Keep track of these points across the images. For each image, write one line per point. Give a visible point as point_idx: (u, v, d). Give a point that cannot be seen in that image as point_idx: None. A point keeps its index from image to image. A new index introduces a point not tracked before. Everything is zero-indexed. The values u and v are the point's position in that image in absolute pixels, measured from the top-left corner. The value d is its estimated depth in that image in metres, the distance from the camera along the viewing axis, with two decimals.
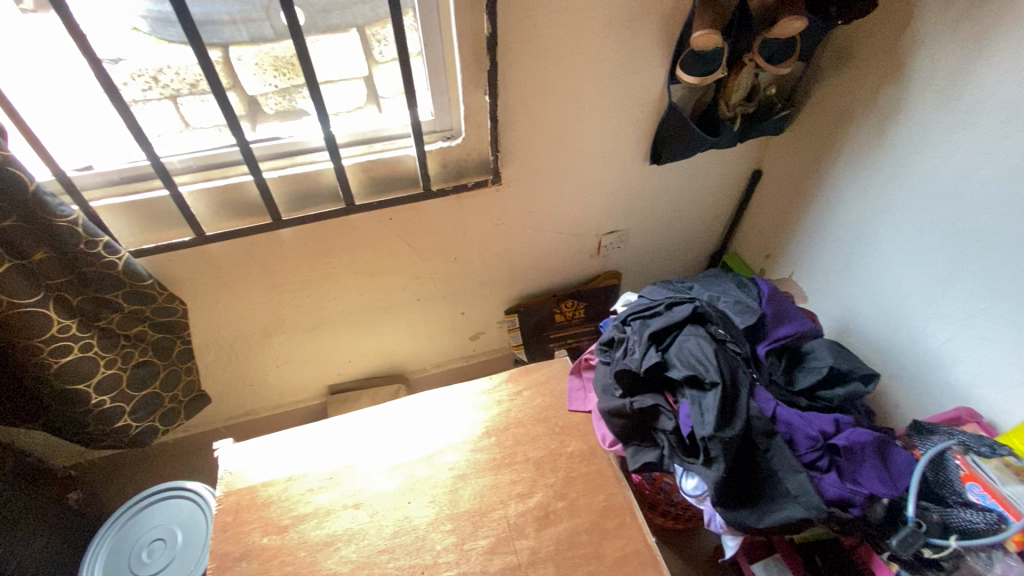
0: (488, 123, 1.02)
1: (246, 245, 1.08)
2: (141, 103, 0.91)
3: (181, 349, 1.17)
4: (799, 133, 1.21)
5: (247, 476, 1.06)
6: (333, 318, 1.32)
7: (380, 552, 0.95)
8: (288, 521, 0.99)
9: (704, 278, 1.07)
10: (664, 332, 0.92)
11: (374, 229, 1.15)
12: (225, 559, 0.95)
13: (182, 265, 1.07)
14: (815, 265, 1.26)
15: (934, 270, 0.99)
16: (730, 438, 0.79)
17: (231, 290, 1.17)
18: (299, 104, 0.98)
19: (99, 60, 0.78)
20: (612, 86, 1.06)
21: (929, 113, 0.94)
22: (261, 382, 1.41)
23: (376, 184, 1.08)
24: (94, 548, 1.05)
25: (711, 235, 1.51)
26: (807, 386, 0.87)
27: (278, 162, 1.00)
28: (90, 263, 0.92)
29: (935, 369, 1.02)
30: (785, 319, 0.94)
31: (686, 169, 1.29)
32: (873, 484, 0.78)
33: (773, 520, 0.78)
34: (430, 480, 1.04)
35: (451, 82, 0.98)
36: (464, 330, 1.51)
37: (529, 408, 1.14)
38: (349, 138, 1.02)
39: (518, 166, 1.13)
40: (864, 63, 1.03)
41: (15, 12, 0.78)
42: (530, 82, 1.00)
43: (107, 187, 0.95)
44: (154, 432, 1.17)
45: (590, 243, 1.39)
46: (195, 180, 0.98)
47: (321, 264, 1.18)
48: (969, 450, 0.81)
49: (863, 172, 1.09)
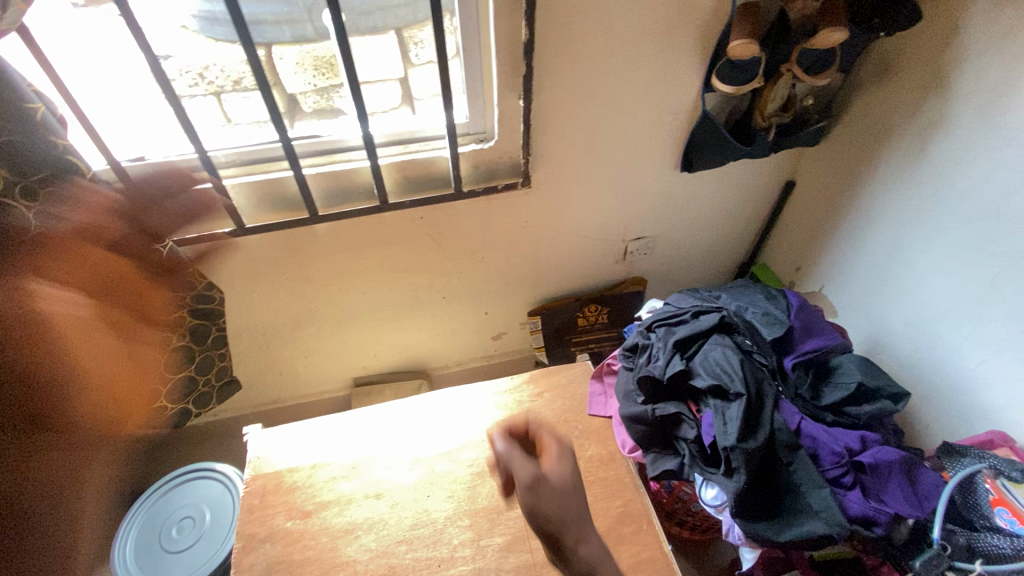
0: (521, 126, 1.04)
1: (282, 238, 1.12)
2: (188, 98, 0.96)
3: (217, 335, 1.21)
4: (835, 145, 1.19)
5: (274, 461, 1.09)
6: (361, 313, 1.35)
7: (399, 542, 0.97)
8: (311, 507, 1.02)
9: (732, 288, 1.06)
10: (690, 340, 0.91)
11: (405, 227, 1.17)
12: (250, 540, 0.98)
13: (221, 254, 1.12)
14: (847, 279, 1.24)
15: (971, 289, 0.96)
16: (752, 449, 0.78)
17: (266, 281, 1.21)
18: (335, 103, 1.02)
19: (156, 58, 0.83)
20: (646, 93, 1.06)
21: (972, 128, 0.92)
22: (289, 371, 1.45)
23: (409, 184, 1.11)
24: (127, 523, 1.09)
25: (739, 245, 1.49)
26: (833, 401, 0.85)
27: (317, 159, 1.04)
28: (138, 249, 0.97)
29: (969, 391, 0.99)
30: (813, 333, 0.92)
31: (716, 178, 1.29)
32: (898, 503, 0.76)
33: (793, 534, 0.77)
34: (449, 475, 1.06)
35: (486, 86, 1.00)
36: (487, 330, 1.52)
37: (549, 410, 1.15)
38: (387, 138, 1.05)
39: (549, 169, 1.14)
40: (905, 76, 1.01)
41: (67, 7, 0.83)
42: (564, 87, 1.01)
43: (157, 178, 1.00)
44: (187, 414, 1.22)
45: (616, 249, 1.39)
46: (239, 173, 1.03)
47: (353, 260, 1.21)
48: (1000, 474, 0.77)
49: (901, 187, 1.07)
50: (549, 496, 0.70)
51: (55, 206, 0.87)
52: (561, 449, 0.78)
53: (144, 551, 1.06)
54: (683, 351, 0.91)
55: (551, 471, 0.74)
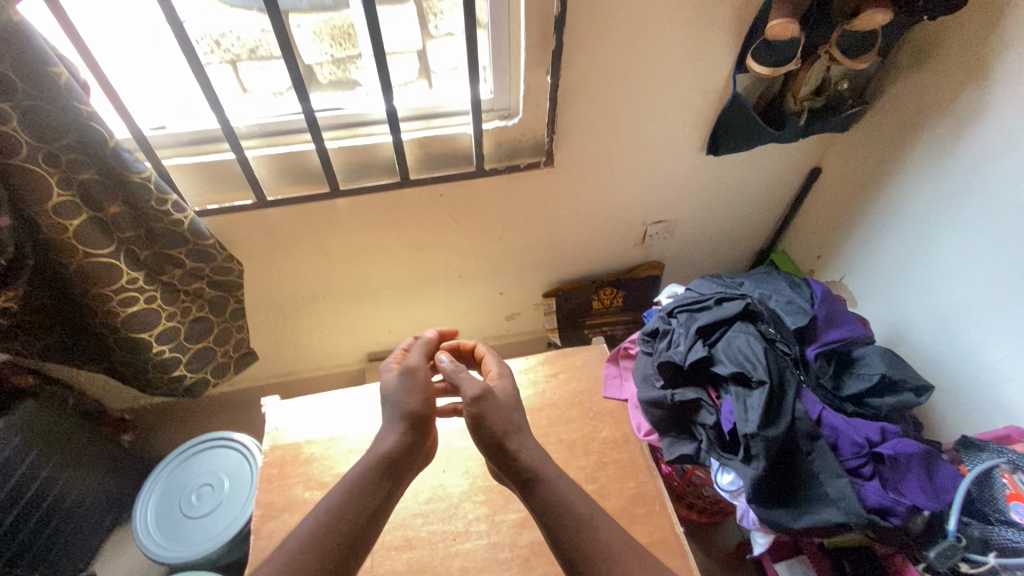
0: (546, 104, 1.01)
1: (301, 212, 1.11)
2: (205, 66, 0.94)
3: (234, 307, 1.22)
4: (866, 132, 1.16)
5: (292, 433, 1.11)
6: (377, 289, 1.35)
7: (414, 515, 0.98)
8: (328, 479, 1.03)
9: (756, 275, 1.05)
10: (713, 327, 0.91)
11: (425, 204, 1.17)
12: (269, 508, 1.00)
13: (240, 226, 1.11)
14: (869, 270, 1.23)
15: (1000, 285, 0.95)
16: (772, 437, 0.79)
17: (284, 255, 1.20)
18: (352, 75, 0.99)
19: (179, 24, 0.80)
20: (675, 73, 1.04)
21: (1012, 120, 0.89)
22: (304, 345, 1.46)
23: (431, 160, 1.09)
24: (148, 488, 1.12)
25: (759, 232, 1.48)
26: (855, 392, 0.85)
27: (340, 133, 1.02)
28: (159, 219, 0.97)
29: (991, 387, 0.98)
30: (836, 322, 0.92)
31: (741, 162, 1.26)
32: (915, 494, 0.77)
33: (809, 521, 0.78)
34: (464, 451, 1.07)
35: (514, 61, 0.97)
36: (501, 309, 1.52)
37: (564, 392, 1.16)
38: (410, 112, 1.02)
39: (572, 149, 1.13)
40: (944, 63, 0.98)
41: None
42: (593, 63, 0.98)
43: (178, 148, 0.98)
44: (206, 383, 1.23)
45: (635, 232, 1.38)
46: (261, 145, 1.01)
47: (371, 236, 1.21)
48: (1018, 470, 0.77)
49: (932, 178, 1.05)
50: (495, 407, 0.80)
51: (77, 174, 0.87)
52: (498, 367, 0.92)
53: (165, 516, 1.08)
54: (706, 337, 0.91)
55: (495, 386, 0.87)
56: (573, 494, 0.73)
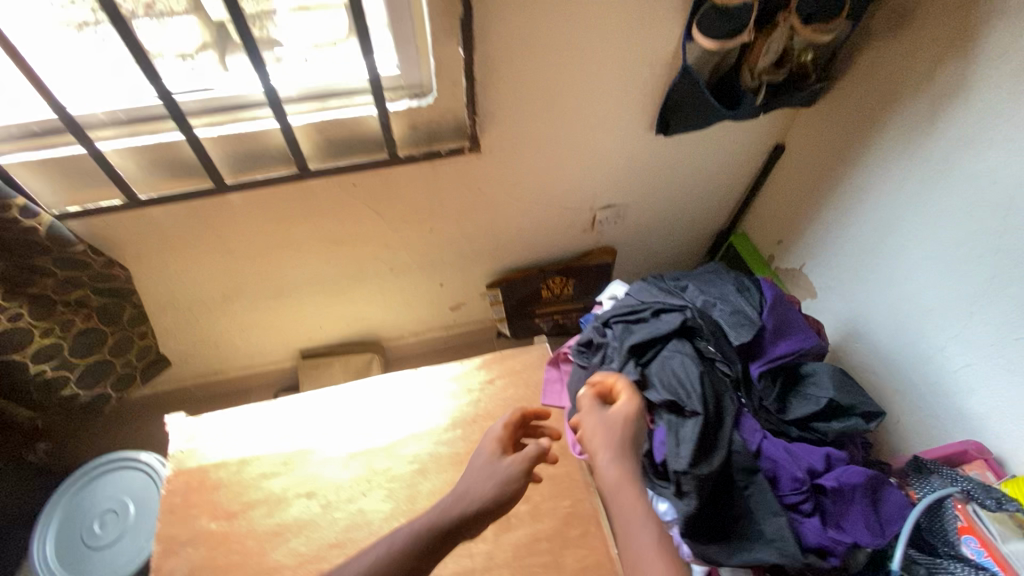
0: (464, 80, 0.86)
1: (190, 208, 0.97)
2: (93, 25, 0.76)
3: (132, 313, 1.10)
4: (833, 108, 1.04)
5: (199, 455, 1.00)
6: (299, 286, 1.22)
7: (331, 545, 0.90)
8: (237, 507, 0.94)
9: (703, 274, 0.95)
10: (647, 346, 0.81)
11: (336, 195, 1.02)
12: (171, 542, 0.91)
13: (119, 227, 0.96)
14: (832, 260, 1.13)
15: (967, 286, 0.86)
16: (705, 474, 0.71)
17: (180, 254, 1.06)
18: (271, 34, 0.82)
19: None
20: (617, 42, 0.89)
21: (995, 102, 0.78)
22: (227, 345, 1.34)
23: (335, 146, 0.94)
24: (45, 514, 1.01)
25: (718, 213, 1.36)
26: (800, 416, 0.78)
27: (213, 119, 0.86)
28: (6, 228, 0.82)
29: (949, 394, 0.91)
30: (786, 333, 0.83)
31: (696, 140, 1.13)
32: (858, 532, 0.70)
33: (742, 562, 0.71)
34: (388, 472, 0.98)
35: (419, 30, 0.81)
36: (443, 301, 1.41)
37: (500, 401, 1.07)
38: (299, 93, 0.86)
39: (502, 131, 0.98)
40: (923, 30, 0.85)
41: None
42: (516, 33, 0.83)
43: (22, 141, 0.82)
44: (106, 399, 1.11)
45: (584, 218, 1.25)
46: (120, 135, 0.85)
47: (280, 232, 1.07)
48: (971, 500, 0.71)
49: (901, 163, 0.94)
50: (595, 419, 0.68)
51: None
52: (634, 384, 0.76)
53: (63, 548, 0.99)
54: (639, 357, 0.81)
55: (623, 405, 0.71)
56: (646, 553, 0.57)
